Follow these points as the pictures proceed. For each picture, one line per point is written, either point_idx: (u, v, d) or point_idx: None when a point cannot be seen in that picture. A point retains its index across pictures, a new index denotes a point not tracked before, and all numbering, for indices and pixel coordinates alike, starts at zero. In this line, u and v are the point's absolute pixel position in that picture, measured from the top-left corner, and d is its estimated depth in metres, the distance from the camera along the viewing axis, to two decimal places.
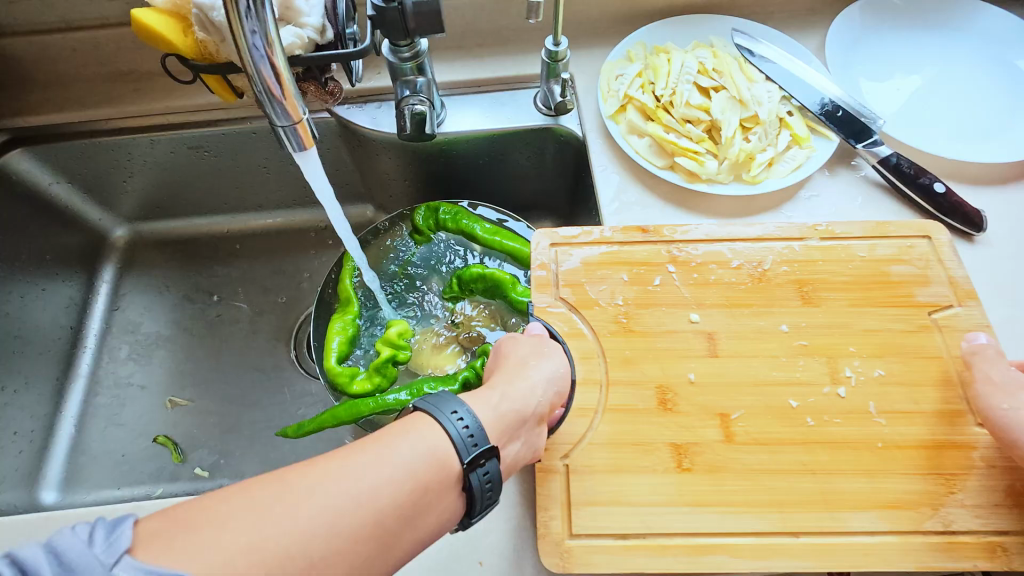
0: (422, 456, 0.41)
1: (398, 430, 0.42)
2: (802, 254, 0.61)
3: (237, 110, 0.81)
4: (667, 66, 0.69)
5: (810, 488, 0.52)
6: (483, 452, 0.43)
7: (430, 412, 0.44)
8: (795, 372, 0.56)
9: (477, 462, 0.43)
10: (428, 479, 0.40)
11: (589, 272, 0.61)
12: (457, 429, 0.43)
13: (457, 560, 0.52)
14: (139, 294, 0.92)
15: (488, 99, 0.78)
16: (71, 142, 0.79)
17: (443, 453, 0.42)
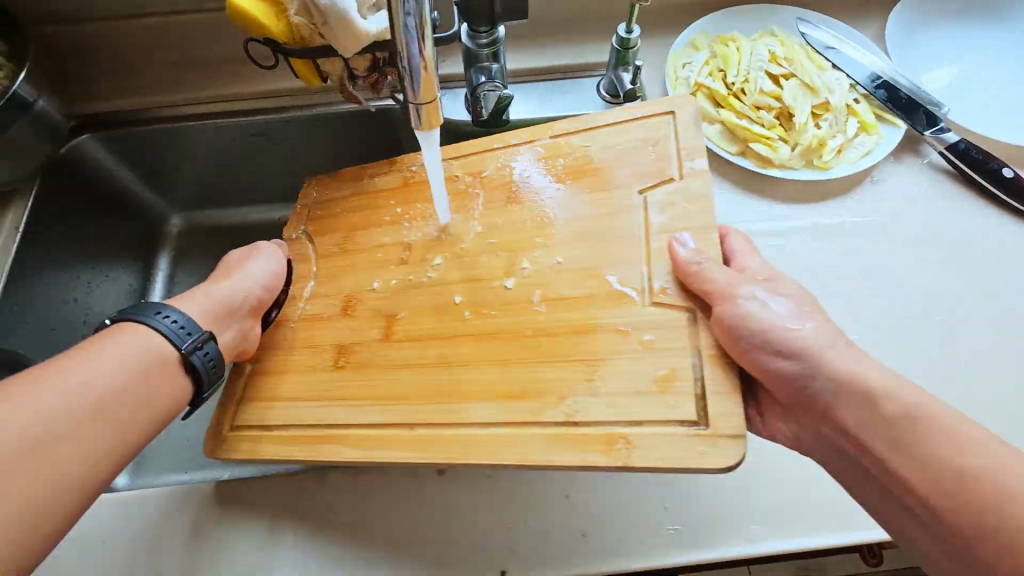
0: (165, 361, 0.46)
1: (111, 335, 0.46)
2: (633, 135, 0.59)
3: (303, 98, 0.81)
4: (737, 55, 0.70)
5: (608, 410, 0.47)
6: (197, 339, 0.48)
7: (133, 318, 0.47)
8: (530, 264, 0.55)
9: (195, 346, 0.48)
10: (130, 376, 0.44)
11: (497, 168, 0.62)
12: (168, 325, 0.47)
13: (558, 534, 0.52)
14: (195, 282, 0.93)
15: (552, 86, 0.79)
16: (139, 129, 0.80)
17: (157, 347, 0.46)
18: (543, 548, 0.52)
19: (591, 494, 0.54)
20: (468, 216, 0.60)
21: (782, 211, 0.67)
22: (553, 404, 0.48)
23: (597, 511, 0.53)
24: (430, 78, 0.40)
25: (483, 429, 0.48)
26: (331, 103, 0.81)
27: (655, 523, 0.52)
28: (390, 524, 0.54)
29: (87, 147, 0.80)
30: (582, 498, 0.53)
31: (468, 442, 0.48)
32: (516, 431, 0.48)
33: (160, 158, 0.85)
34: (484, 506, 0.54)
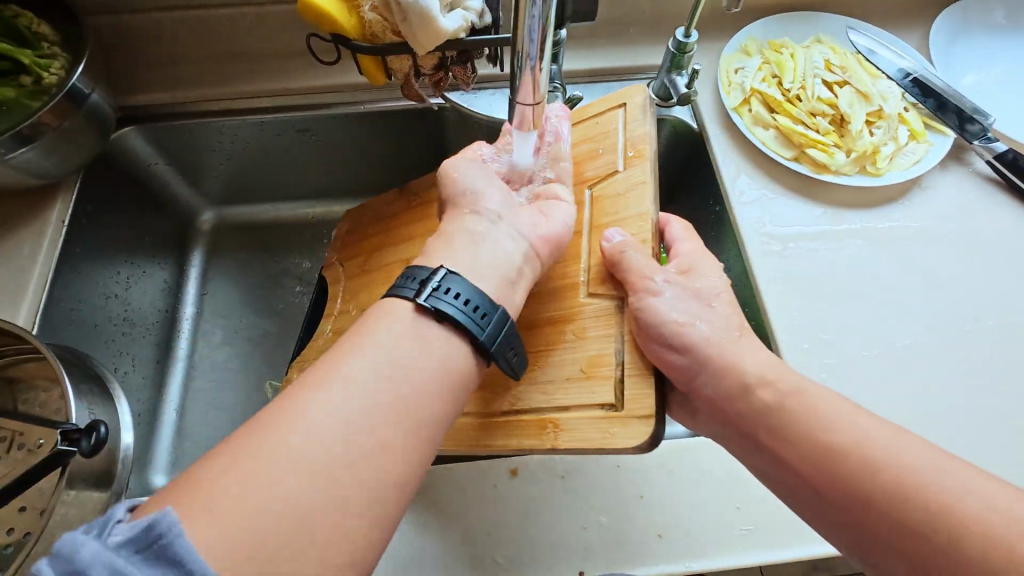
0: (457, 352, 0.42)
1: (368, 320, 0.42)
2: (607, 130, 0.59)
3: (349, 94, 0.80)
4: (791, 61, 0.71)
5: (541, 399, 0.49)
6: (493, 319, 0.44)
7: (394, 293, 0.43)
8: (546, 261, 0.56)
9: (489, 333, 0.44)
10: (413, 365, 0.40)
11: None
12: (460, 306, 0.43)
13: (632, 533, 0.53)
14: (229, 279, 0.91)
15: (601, 89, 0.79)
16: (182, 122, 0.79)
17: (454, 338, 0.42)
18: (618, 547, 0.52)
19: (664, 493, 0.54)
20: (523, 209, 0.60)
21: (836, 216, 0.68)
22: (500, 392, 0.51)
23: (672, 511, 0.53)
24: (540, 77, 0.40)
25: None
26: (378, 98, 0.80)
27: (728, 523, 0.53)
28: (463, 522, 0.54)
29: (128, 139, 0.78)
30: (655, 496, 0.54)
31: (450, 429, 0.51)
32: (477, 419, 0.51)
33: (199, 152, 0.84)
34: (556, 503, 0.54)
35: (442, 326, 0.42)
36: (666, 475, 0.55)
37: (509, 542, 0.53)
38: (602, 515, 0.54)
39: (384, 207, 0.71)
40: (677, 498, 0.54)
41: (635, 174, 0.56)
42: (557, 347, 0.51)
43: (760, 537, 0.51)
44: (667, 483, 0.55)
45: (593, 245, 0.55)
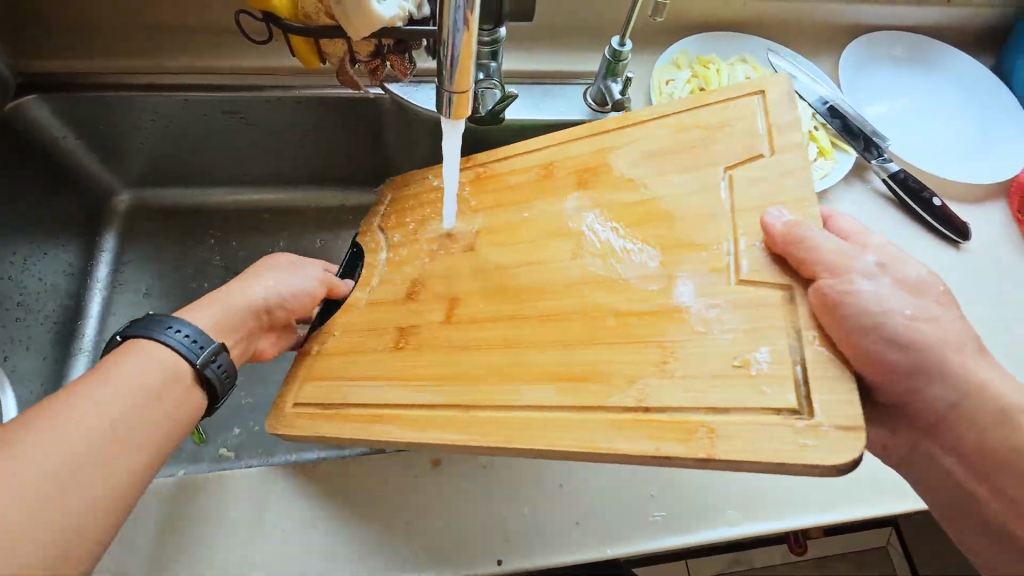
0: (171, 378, 0.46)
1: (116, 358, 0.45)
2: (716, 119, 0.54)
3: (289, 78, 0.78)
4: (717, 77, 0.76)
5: (681, 396, 0.42)
6: (210, 351, 0.48)
7: (144, 335, 0.46)
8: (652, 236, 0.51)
9: (208, 359, 0.48)
10: (167, 392, 0.45)
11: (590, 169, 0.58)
12: (172, 335, 0.47)
13: (551, 522, 0.54)
14: (144, 265, 0.86)
15: (538, 90, 0.81)
16: (96, 94, 0.74)
17: (171, 362, 0.46)
18: (538, 535, 0.53)
19: (582, 483, 0.56)
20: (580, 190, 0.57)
21: None
22: (620, 387, 0.44)
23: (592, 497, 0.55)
24: (465, 64, 0.40)
25: (532, 412, 0.46)
26: (316, 85, 0.78)
27: (642, 508, 0.55)
28: (382, 513, 0.53)
29: (33, 109, 0.72)
30: (574, 486, 0.55)
31: (542, 426, 0.45)
32: (578, 415, 0.44)
33: (116, 129, 0.78)
34: (478, 493, 0.55)
35: (163, 361, 0.46)
36: (586, 468, 0.56)
37: (427, 531, 0.52)
38: (523, 502, 0.54)
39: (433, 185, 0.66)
40: (594, 490, 0.55)
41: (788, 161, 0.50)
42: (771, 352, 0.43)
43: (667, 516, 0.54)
44: (589, 471, 0.56)
45: (745, 224, 0.48)
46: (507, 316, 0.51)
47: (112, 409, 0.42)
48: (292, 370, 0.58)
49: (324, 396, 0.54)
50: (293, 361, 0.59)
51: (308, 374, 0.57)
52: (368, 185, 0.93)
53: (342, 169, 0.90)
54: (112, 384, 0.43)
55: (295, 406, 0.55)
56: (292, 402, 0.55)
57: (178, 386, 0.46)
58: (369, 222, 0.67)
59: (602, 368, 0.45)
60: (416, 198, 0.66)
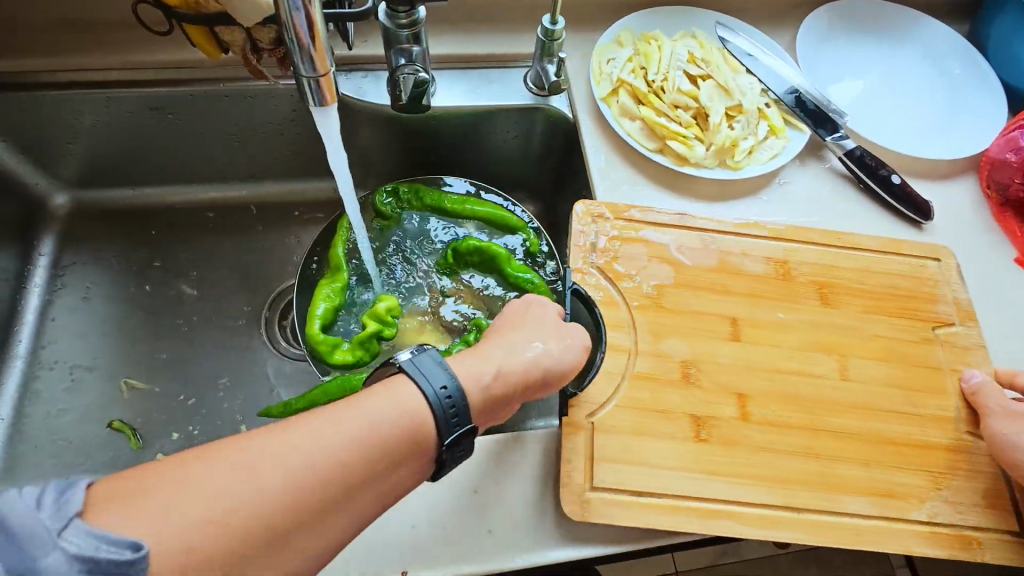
0: (412, 449, 0.41)
1: (381, 389, 0.42)
2: (825, 259, 0.62)
3: (210, 70, 0.75)
4: (658, 53, 0.71)
5: (835, 499, 0.52)
6: (463, 428, 0.43)
7: (410, 376, 0.42)
8: (790, 361, 0.57)
9: (454, 437, 0.42)
10: (402, 453, 0.40)
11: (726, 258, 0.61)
12: (434, 392, 0.42)
13: (460, 530, 0.50)
14: (82, 269, 0.84)
15: (477, 76, 0.77)
16: (11, 95, 0.72)
17: (421, 423, 0.41)
18: (447, 544, 0.49)
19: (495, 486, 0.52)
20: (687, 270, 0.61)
21: (698, 208, 0.68)
22: (809, 490, 0.52)
23: (508, 501, 0.51)
24: (321, 48, 0.38)
25: (753, 510, 0.50)
26: (241, 77, 0.75)
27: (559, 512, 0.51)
28: None
29: None
30: (490, 490, 0.51)
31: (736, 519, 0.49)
32: (765, 512, 0.50)
33: (39, 130, 0.76)
34: (384, 502, 0.50)
35: (416, 418, 0.41)
36: (500, 470, 0.52)
37: None
38: (433, 510, 0.50)
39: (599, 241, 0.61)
40: (510, 495, 0.51)
41: (908, 290, 0.63)
42: (953, 471, 0.54)
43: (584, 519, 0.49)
44: (503, 475, 0.52)
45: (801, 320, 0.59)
46: (637, 398, 0.53)
47: (341, 451, 0.37)
48: (566, 446, 0.50)
49: (587, 489, 0.49)
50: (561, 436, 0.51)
51: (560, 454, 0.51)
52: (312, 180, 0.91)
53: (284, 164, 0.88)
54: (362, 416, 0.39)
55: (593, 492, 0.49)
56: (588, 482, 0.49)
57: (416, 459, 0.41)
58: (579, 260, 0.60)
59: (709, 461, 0.51)
60: (619, 245, 0.61)
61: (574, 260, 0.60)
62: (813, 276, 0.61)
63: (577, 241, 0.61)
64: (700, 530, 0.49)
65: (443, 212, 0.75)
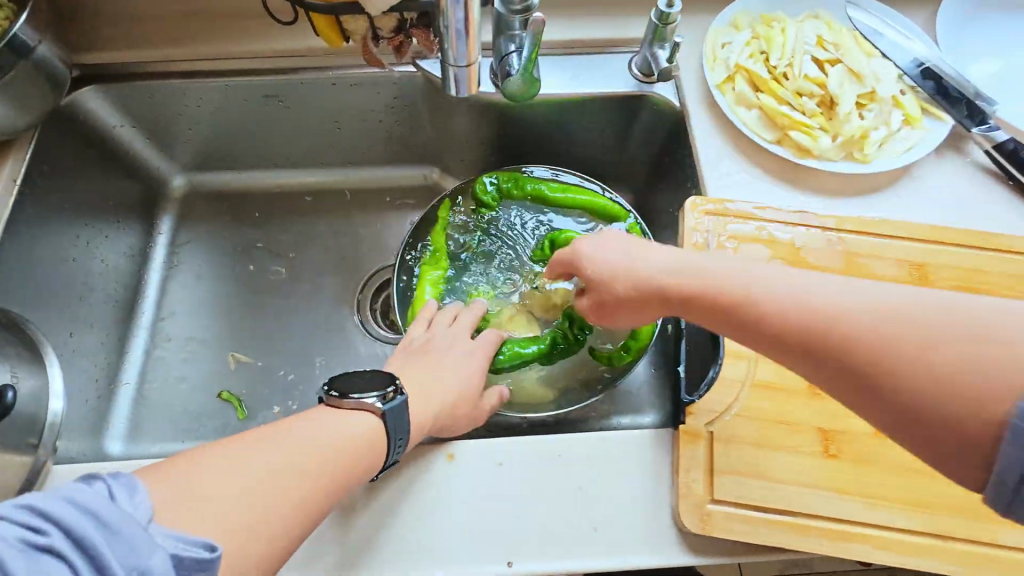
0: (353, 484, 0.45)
1: (336, 415, 0.47)
2: (971, 263, 0.59)
3: (320, 58, 0.77)
4: (781, 36, 0.67)
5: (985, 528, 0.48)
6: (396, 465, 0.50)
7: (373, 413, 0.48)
8: None
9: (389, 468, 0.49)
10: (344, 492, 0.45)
11: (854, 261, 0.58)
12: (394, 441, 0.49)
13: (570, 526, 0.50)
14: (194, 248, 0.89)
15: (578, 62, 0.75)
16: (144, 83, 0.76)
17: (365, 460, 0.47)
18: (558, 539, 0.49)
19: (605, 485, 0.51)
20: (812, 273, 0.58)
21: (819, 204, 0.63)
22: (954, 516, 0.48)
23: (616, 500, 0.50)
24: (470, 37, 0.44)
25: (894, 533, 0.48)
26: (348, 65, 0.77)
27: (672, 516, 0.50)
28: (393, 508, 0.50)
29: (88, 99, 0.76)
30: (601, 488, 0.51)
31: (875, 540, 0.47)
32: (906, 537, 0.47)
33: (165, 115, 0.81)
34: (494, 492, 0.51)
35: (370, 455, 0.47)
36: (610, 468, 0.52)
37: (439, 530, 0.50)
38: (540, 504, 0.50)
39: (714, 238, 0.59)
40: (620, 494, 0.51)
41: None
42: None
43: (705, 528, 0.48)
44: (614, 473, 0.51)
45: None
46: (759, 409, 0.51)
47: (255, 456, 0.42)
48: (687, 452, 0.50)
49: (712, 499, 0.48)
50: (680, 442, 0.51)
51: (675, 464, 0.51)
52: (403, 167, 0.92)
53: (378, 150, 0.89)
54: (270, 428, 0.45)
55: (715, 503, 0.48)
56: (709, 494, 0.49)
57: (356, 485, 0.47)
58: (693, 259, 0.59)
59: (837, 476, 0.49)
60: (736, 246, 0.59)
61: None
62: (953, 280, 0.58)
63: (691, 239, 0.59)
64: (833, 550, 0.47)
65: (541, 201, 0.75)
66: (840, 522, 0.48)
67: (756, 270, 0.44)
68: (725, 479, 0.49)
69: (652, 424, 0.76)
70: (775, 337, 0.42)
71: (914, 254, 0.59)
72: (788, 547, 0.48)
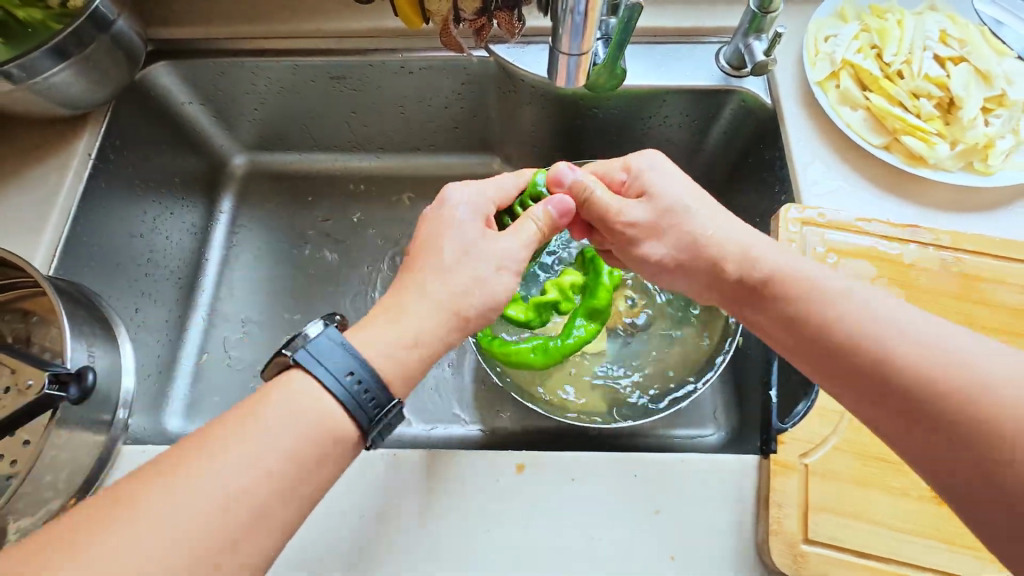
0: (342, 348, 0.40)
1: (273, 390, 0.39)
2: None
3: (393, 39, 0.75)
4: (897, 29, 0.60)
5: None
6: (379, 405, 0.39)
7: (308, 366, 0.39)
8: None
9: (375, 418, 0.39)
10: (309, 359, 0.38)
11: (973, 285, 0.53)
12: (343, 382, 0.39)
13: (644, 554, 0.47)
14: (253, 229, 0.89)
15: (662, 52, 0.70)
16: (214, 60, 0.75)
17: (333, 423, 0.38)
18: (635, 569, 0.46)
19: (686, 514, 0.48)
20: (921, 295, 0.53)
21: (930, 220, 0.57)
22: None
23: (696, 531, 0.47)
24: (586, 34, 0.50)
25: None
26: (419, 48, 0.74)
27: (755, 549, 0.46)
28: (460, 517, 0.49)
29: (161, 75, 0.75)
30: (682, 517, 0.48)
31: None
32: None
33: (232, 94, 0.80)
34: (567, 510, 0.48)
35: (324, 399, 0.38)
36: (691, 496, 0.48)
37: (509, 543, 0.48)
38: (616, 529, 0.47)
39: (816, 249, 0.55)
40: (702, 526, 0.47)
41: None
42: None
43: (795, 565, 0.45)
44: (695, 501, 0.48)
45: None
46: (855, 445, 0.48)
47: (284, 435, 0.36)
48: (778, 485, 0.47)
49: (806, 538, 0.45)
50: (771, 472, 0.47)
51: (763, 497, 0.47)
52: (465, 155, 0.89)
53: (439, 137, 0.87)
54: (295, 397, 0.38)
55: (808, 542, 0.45)
56: (803, 533, 0.45)
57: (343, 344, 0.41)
58: None
59: (939, 521, 0.46)
60: (838, 262, 0.54)
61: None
62: None
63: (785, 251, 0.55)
64: None
65: None
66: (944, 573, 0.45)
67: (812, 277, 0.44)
68: (818, 517, 0.46)
69: (717, 441, 0.70)
70: (801, 330, 0.43)
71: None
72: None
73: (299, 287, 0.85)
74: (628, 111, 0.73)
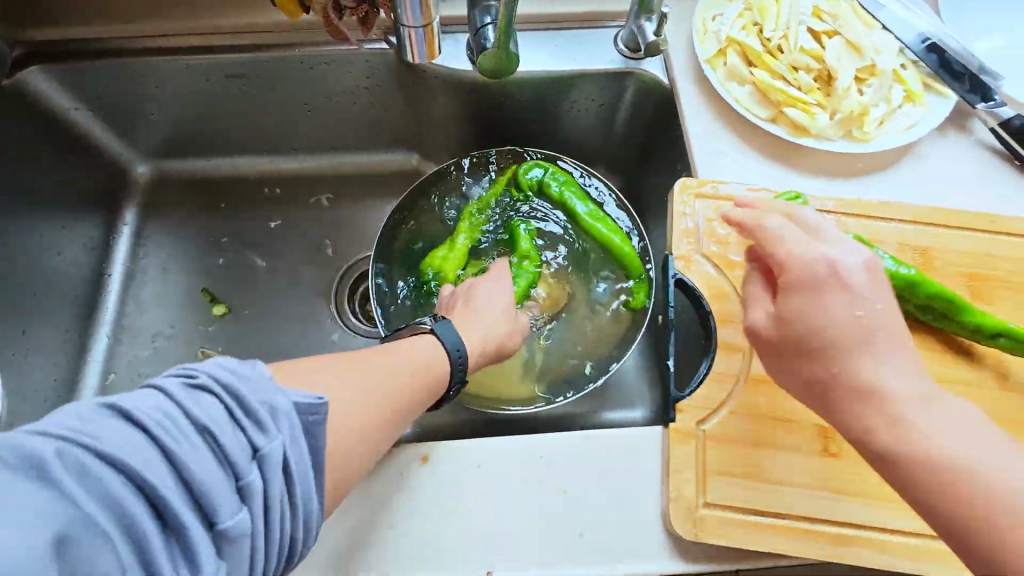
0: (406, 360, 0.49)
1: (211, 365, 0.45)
2: (975, 247, 0.57)
3: (289, 35, 0.73)
4: (775, 6, 0.62)
5: None
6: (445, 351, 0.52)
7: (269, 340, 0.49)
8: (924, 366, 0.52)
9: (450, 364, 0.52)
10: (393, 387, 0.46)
11: None
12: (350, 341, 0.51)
13: (549, 535, 0.46)
14: (161, 240, 0.84)
15: (562, 38, 0.71)
16: (95, 62, 0.71)
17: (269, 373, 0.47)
18: (540, 550, 0.46)
19: (592, 491, 0.48)
20: None
21: (815, 187, 0.60)
22: None
23: (601, 508, 0.47)
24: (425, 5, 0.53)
25: (894, 531, 0.46)
26: (316, 42, 0.72)
27: (660, 518, 0.47)
28: (362, 518, 0.47)
29: (36, 80, 0.71)
30: (589, 495, 0.48)
31: (870, 538, 0.46)
32: (905, 533, 0.46)
33: (122, 99, 0.76)
34: (473, 497, 0.48)
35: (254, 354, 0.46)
36: (597, 470, 0.48)
37: (412, 538, 0.46)
38: (524, 512, 0.47)
39: (711, 221, 0.56)
40: (606, 502, 0.47)
41: None
42: None
43: (695, 528, 0.45)
44: (598, 477, 0.48)
45: None
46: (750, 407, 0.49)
47: None
48: (677, 453, 0.48)
49: (705, 501, 0.46)
50: (671, 441, 0.48)
51: (665, 467, 0.48)
52: (381, 151, 0.87)
53: (351, 135, 0.85)
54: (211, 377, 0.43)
55: (707, 506, 0.46)
56: (702, 497, 0.46)
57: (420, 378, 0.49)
58: (683, 248, 0.55)
59: (830, 476, 0.48)
60: (729, 232, 0.56)
61: (678, 246, 0.55)
62: (957, 263, 0.56)
63: (680, 223, 0.56)
64: (826, 553, 0.46)
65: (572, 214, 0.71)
66: (835, 524, 0.46)
67: (834, 317, 0.42)
68: (718, 481, 0.47)
69: (643, 419, 0.71)
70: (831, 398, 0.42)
71: (920, 239, 0.56)
72: (787, 554, 0.46)
73: (209, 297, 0.81)
74: (534, 98, 0.74)
